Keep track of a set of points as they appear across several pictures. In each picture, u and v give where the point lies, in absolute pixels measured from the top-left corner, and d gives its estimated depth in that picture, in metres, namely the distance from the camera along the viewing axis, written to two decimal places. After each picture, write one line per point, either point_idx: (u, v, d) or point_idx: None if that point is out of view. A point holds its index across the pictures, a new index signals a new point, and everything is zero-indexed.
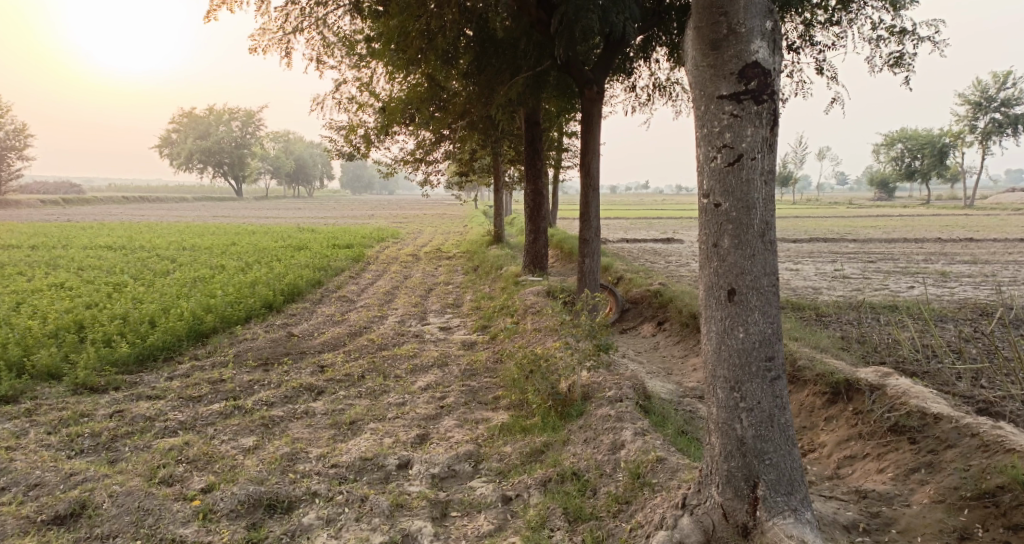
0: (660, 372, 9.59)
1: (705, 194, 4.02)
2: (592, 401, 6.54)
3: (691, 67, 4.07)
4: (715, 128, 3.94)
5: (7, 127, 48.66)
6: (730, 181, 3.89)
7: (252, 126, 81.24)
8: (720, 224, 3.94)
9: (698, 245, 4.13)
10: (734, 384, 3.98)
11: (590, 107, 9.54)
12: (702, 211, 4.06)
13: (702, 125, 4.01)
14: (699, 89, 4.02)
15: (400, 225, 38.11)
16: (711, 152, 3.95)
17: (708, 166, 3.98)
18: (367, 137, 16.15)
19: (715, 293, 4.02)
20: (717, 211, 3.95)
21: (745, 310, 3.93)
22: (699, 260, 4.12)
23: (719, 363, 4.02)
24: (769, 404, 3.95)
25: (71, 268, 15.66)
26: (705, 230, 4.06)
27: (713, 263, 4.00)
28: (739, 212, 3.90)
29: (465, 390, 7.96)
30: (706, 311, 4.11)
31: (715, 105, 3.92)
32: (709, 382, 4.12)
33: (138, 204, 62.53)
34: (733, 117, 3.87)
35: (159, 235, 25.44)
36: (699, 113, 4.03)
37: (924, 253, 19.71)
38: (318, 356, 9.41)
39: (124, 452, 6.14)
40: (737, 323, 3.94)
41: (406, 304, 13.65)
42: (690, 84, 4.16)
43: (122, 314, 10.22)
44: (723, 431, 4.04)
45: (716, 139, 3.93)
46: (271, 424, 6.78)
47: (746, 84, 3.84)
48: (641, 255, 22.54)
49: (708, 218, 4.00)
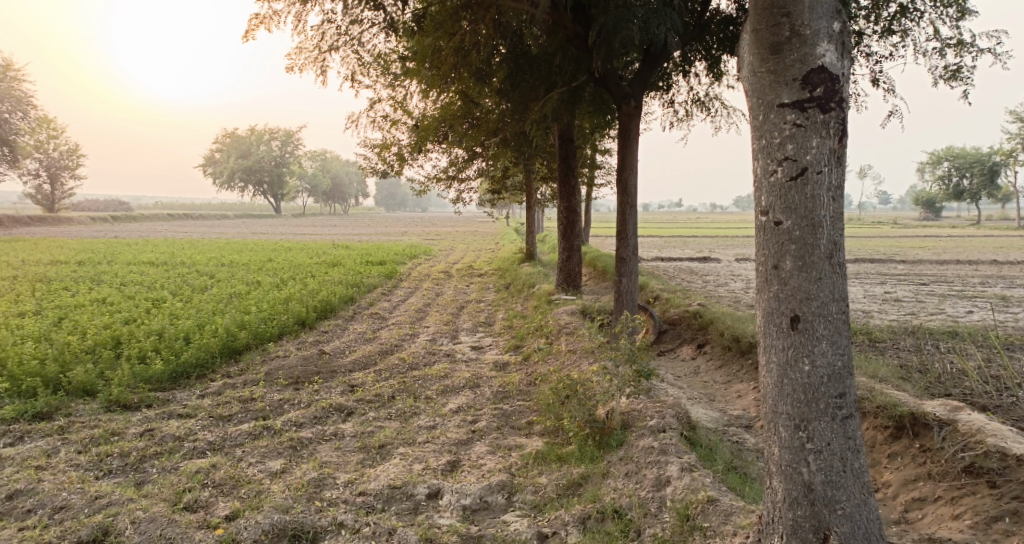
0: (703, 398, 9.22)
1: (764, 211, 3.69)
2: (632, 430, 6.19)
3: (748, 73, 3.77)
4: (774, 139, 3.62)
5: (61, 147, 50.16)
6: (794, 196, 3.56)
7: (292, 145, 82.69)
8: (782, 245, 3.61)
9: (756, 267, 3.79)
10: (800, 422, 3.62)
11: (627, 122, 9.22)
12: (760, 230, 3.73)
13: (760, 135, 3.70)
14: (756, 99, 3.72)
15: (433, 242, 38.15)
16: (771, 164, 3.63)
17: (768, 181, 3.66)
18: (400, 154, 16.09)
19: (776, 321, 3.67)
20: (778, 230, 3.62)
21: (810, 341, 3.57)
22: (757, 283, 3.78)
23: (782, 399, 3.67)
24: (840, 446, 3.58)
25: (113, 283, 15.80)
26: (763, 252, 3.73)
27: (772, 287, 3.67)
28: (803, 231, 3.56)
29: (498, 413, 7.66)
30: (764, 341, 3.77)
31: (775, 113, 3.61)
32: (770, 420, 3.76)
33: (182, 220, 63.91)
34: (796, 126, 3.55)
35: (200, 252, 25.72)
36: (756, 122, 3.72)
37: (980, 275, 18.96)
38: (348, 375, 9.20)
39: (152, 474, 5.89)
40: (801, 353, 3.59)
41: (438, 322, 13.43)
42: (746, 93, 3.86)
43: (157, 330, 10.12)
44: (787, 475, 3.67)
45: (777, 151, 3.61)
46: (300, 447, 6.54)
47: (811, 90, 3.52)
48: (677, 275, 22.10)
49: (767, 238, 3.67)
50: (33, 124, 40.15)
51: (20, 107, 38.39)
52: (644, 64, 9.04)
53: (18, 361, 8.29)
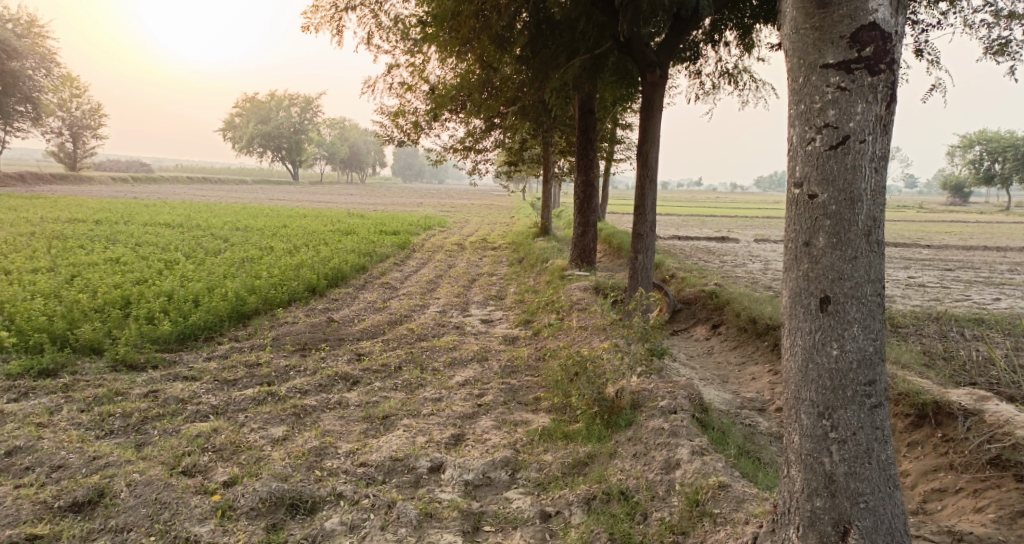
0: (715, 380, 9.04)
1: (798, 183, 3.45)
2: (642, 410, 6.02)
3: (789, 30, 3.48)
4: (814, 104, 3.36)
5: (83, 107, 50.20)
6: (832, 167, 3.31)
7: (311, 112, 82.38)
8: (815, 220, 3.37)
9: (785, 243, 3.56)
10: (824, 410, 3.41)
11: (651, 92, 8.91)
12: (793, 203, 3.49)
13: (800, 99, 3.43)
14: (796, 61, 3.45)
15: (448, 214, 37.97)
16: (809, 132, 3.37)
17: (804, 150, 3.41)
18: (416, 123, 15.82)
19: (804, 301, 3.44)
20: (812, 204, 3.38)
21: (840, 325, 3.35)
22: (785, 261, 3.55)
23: (806, 385, 3.45)
24: (867, 437, 3.36)
25: (128, 243, 15.77)
26: (793, 226, 3.50)
27: (802, 265, 3.44)
28: (840, 206, 3.31)
29: (505, 388, 7.52)
30: (789, 322, 3.54)
31: (818, 75, 3.34)
32: (791, 407, 3.56)
33: (200, 184, 64.06)
34: (840, 90, 3.28)
35: (216, 215, 25.66)
36: (796, 85, 3.46)
37: (1008, 262, 18.54)
38: (356, 344, 9.08)
39: (152, 435, 5.77)
40: (830, 337, 3.37)
41: (448, 294, 13.28)
42: (786, 53, 3.58)
43: (167, 292, 10.03)
44: (807, 464, 3.47)
45: (816, 118, 3.35)
46: (302, 414, 6.41)
47: (860, 50, 3.24)
48: (693, 254, 21.81)
49: (800, 212, 3.43)
50: (56, 84, 40.04)
51: (43, 65, 38.17)
52: (671, 32, 8.72)
53: (28, 317, 8.23)
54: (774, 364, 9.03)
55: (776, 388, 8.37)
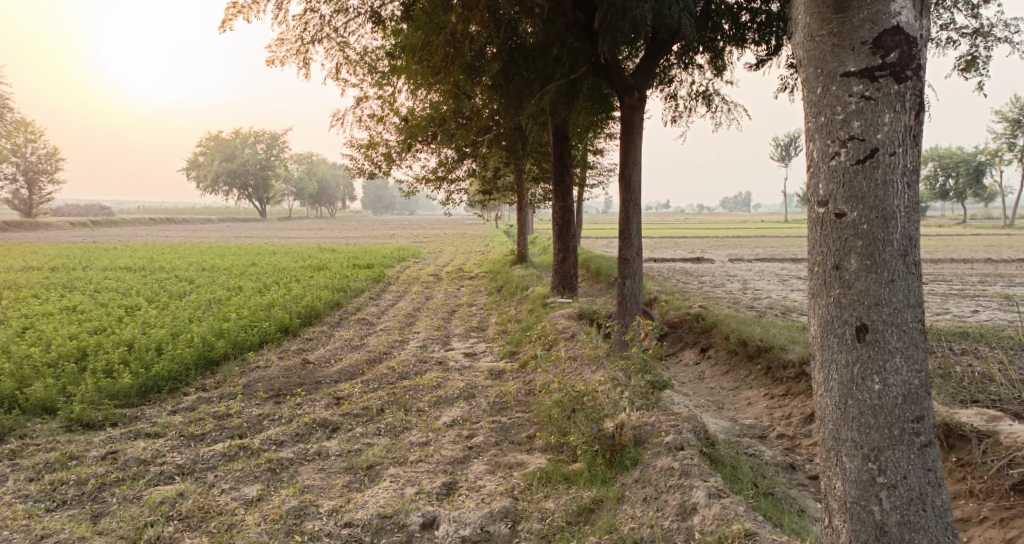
0: (711, 406, 8.72)
1: (823, 201, 3.34)
2: (646, 447, 5.67)
3: (804, 38, 3.40)
4: (836, 116, 3.26)
5: (40, 152, 49.13)
6: (861, 183, 3.20)
7: (277, 148, 81.74)
8: (844, 243, 3.25)
9: (812, 268, 3.43)
10: (870, 453, 3.26)
11: (630, 116, 8.71)
12: (818, 223, 3.37)
13: (819, 111, 3.33)
14: (813, 70, 3.36)
15: (420, 246, 37.57)
16: (833, 146, 3.26)
17: (827, 165, 3.31)
18: (387, 154, 15.49)
19: (838, 330, 3.31)
20: (841, 224, 3.26)
21: (881, 354, 3.22)
22: (814, 287, 3.42)
23: (846, 425, 3.31)
24: (918, 481, 3.23)
25: (88, 290, 15.10)
26: (821, 249, 3.38)
27: (833, 291, 3.32)
28: (873, 226, 3.19)
29: (495, 427, 7.11)
30: (822, 354, 3.41)
31: (838, 84, 3.25)
32: (829, 448, 3.41)
33: (164, 225, 62.83)
34: (864, 99, 3.18)
35: (180, 256, 24.94)
36: (814, 95, 3.36)
37: (978, 273, 18.71)
38: (334, 387, 8.60)
39: (111, 504, 5.25)
40: (871, 369, 3.24)
41: (428, 327, 12.85)
42: (800, 61, 3.49)
43: (128, 341, 9.47)
44: (855, 513, 3.31)
45: (839, 130, 3.25)
46: (279, 469, 5.93)
47: (884, 56, 3.15)
48: (671, 276, 21.65)
49: (827, 233, 3.32)
50: (10, 129, 39.02)
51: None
52: (649, 53, 8.60)
53: None
54: (770, 387, 8.73)
55: (774, 413, 8.06)
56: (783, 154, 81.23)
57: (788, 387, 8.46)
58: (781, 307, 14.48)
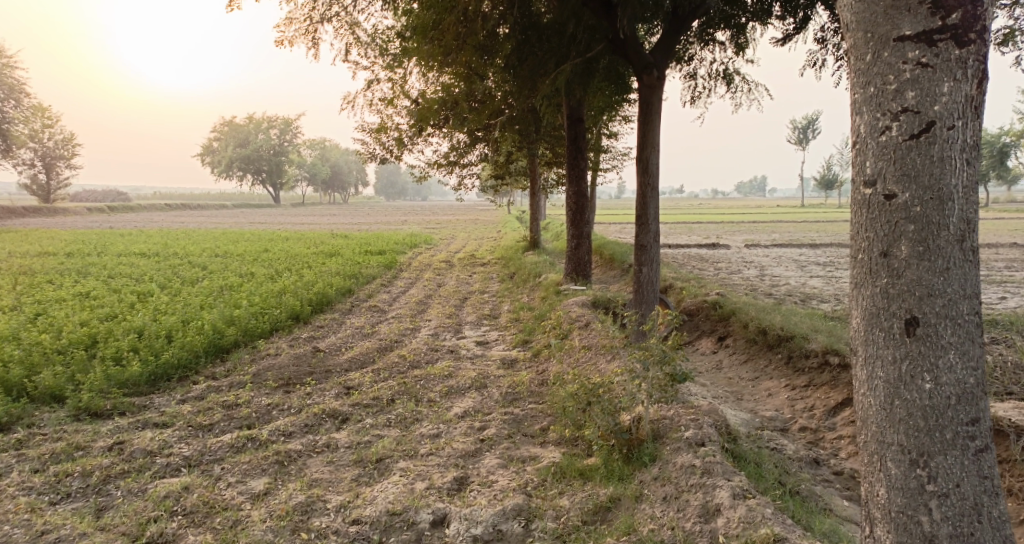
0: (729, 397, 8.47)
1: (870, 182, 3.31)
2: (665, 442, 5.47)
3: (853, 2, 3.36)
4: (888, 85, 3.23)
5: (56, 137, 49.35)
6: (914, 159, 3.17)
7: (290, 134, 81.66)
8: (894, 228, 3.23)
9: (857, 255, 3.41)
10: (920, 459, 3.24)
11: (649, 95, 8.40)
12: (865, 206, 3.35)
13: (868, 80, 3.30)
14: (863, 36, 3.32)
15: (433, 232, 37.34)
16: (883, 119, 3.24)
17: (877, 141, 3.28)
18: (399, 139, 15.26)
19: (887, 321, 3.29)
20: (890, 205, 3.23)
21: (933, 341, 3.20)
22: (859, 275, 3.40)
23: (893, 428, 3.29)
24: (972, 489, 3.20)
25: (101, 276, 15.03)
26: (866, 234, 3.35)
27: (881, 279, 3.29)
28: (928, 209, 3.16)
29: (508, 419, 6.91)
30: (867, 350, 3.39)
31: (891, 50, 3.21)
32: (874, 453, 3.39)
33: (179, 210, 63.09)
34: (920, 67, 3.14)
35: (194, 242, 24.85)
36: (863, 63, 3.32)
37: (1002, 259, 18.24)
38: (344, 376, 8.42)
39: (114, 498, 5.10)
40: (923, 367, 3.21)
41: (440, 315, 12.66)
42: (846, 28, 3.45)
43: (139, 327, 9.34)
44: (902, 522, 3.29)
45: (891, 102, 3.22)
46: (286, 461, 5.76)
47: (944, 17, 3.10)
48: (686, 262, 21.32)
49: (875, 217, 3.29)
50: (27, 115, 39.15)
51: (14, 96, 37.37)
52: (669, 31, 8.29)
53: None
54: (790, 378, 8.47)
55: (796, 404, 7.81)
56: (800, 139, 80.13)
57: (810, 378, 8.19)
58: (800, 294, 14.16)
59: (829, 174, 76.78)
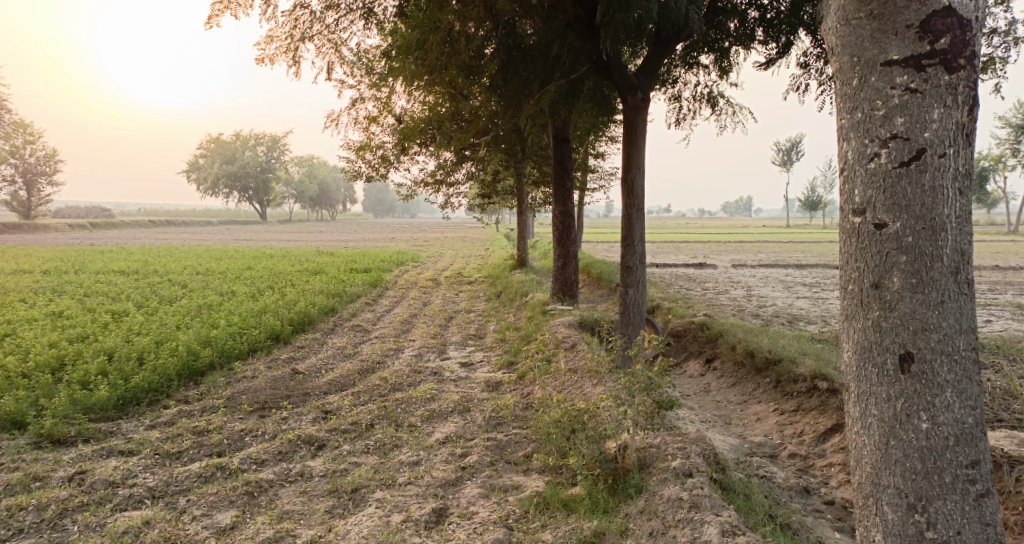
0: (717, 421, 8.31)
1: (860, 211, 3.45)
2: (651, 472, 5.31)
3: (840, 24, 3.51)
4: (876, 111, 3.37)
5: (38, 153, 48.85)
6: (906, 189, 3.30)
7: (277, 150, 81.30)
8: (885, 257, 3.36)
9: (849, 286, 3.55)
10: (919, 502, 3.38)
11: (633, 117, 8.31)
12: (855, 235, 3.48)
13: (857, 105, 3.44)
14: (850, 58, 3.47)
15: (419, 249, 37.02)
16: (873, 146, 3.38)
17: (866, 167, 3.41)
18: (384, 156, 15.11)
19: (881, 355, 3.43)
20: (881, 235, 3.37)
21: (929, 378, 3.33)
22: (852, 307, 3.53)
23: (890, 469, 3.44)
24: (973, 534, 3.35)
25: (77, 295, 14.69)
26: (857, 264, 3.48)
27: (873, 311, 3.42)
28: (921, 241, 3.30)
29: (490, 445, 6.71)
30: (861, 385, 3.53)
31: (879, 74, 3.35)
32: (870, 494, 3.54)
33: (163, 227, 62.48)
34: (909, 92, 3.28)
35: (175, 260, 24.43)
36: (850, 87, 3.47)
37: (989, 281, 18.21)
38: (322, 399, 8.18)
39: (70, 533, 4.86)
40: (918, 404, 3.35)
41: (424, 335, 12.44)
42: (833, 50, 3.60)
43: (110, 349, 9.06)
44: None
45: (880, 128, 3.36)
46: (257, 492, 5.53)
47: (933, 41, 3.24)
48: (674, 281, 21.18)
49: (866, 246, 3.42)
50: (8, 130, 38.66)
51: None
52: (653, 53, 8.24)
53: None
54: (779, 402, 8.32)
55: (785, 429, 7.67)
56: (785, 159, 80.68)
57: (799, 402, 8.05)
58: (787, 316, 14.05)
59: (815, 194, 77.26)
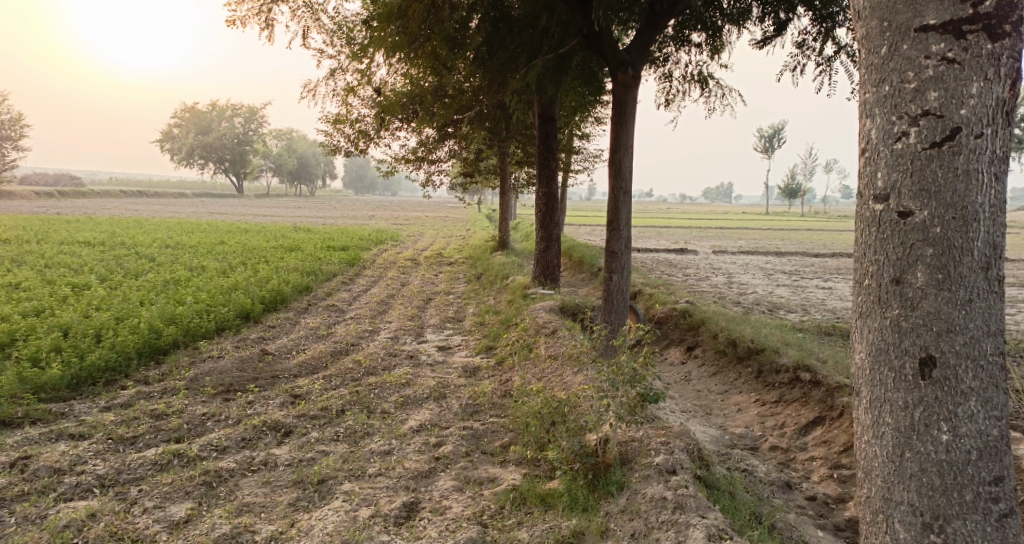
0: (697, 412, 8.07)
1: (883, 200, 3.34)
2: (633, 468, 5.11)
3: None
4: (907, 84, 3.23)
5: (5, 118, 47.60)
6: (935, 177, 3.19)
7: (257, 124, 79.89)
8: (908, 249, 3.27)
9: (867, 279, 3.46)
10: (935, 514, 3.34)
11: (623, 95, 8.01)
12: (876, 223, 3.38)
13: (884, 77, 3.31)
14: (878, 23, 3.33)
15: (399, 227, 36.55)
16: (901, 124, 3.25)
17: (892, 149, 3.29)
18: (363, 131, 14.68)
19: (902, 355, 3.34)
20: (905, 226, 3.27)
21: (951, 383, 3.26)
22: (871, 301, 3.44)
23: (906, 476, 3.39)
24: None
25: (39, 266, 14.20)
26: (878, 256, 3.39)
27: (893, 307, 3.34)
28: (950, 239, 3.20)
29: (466, 435, 6.44)
30: (877, 384, 3.45)
31: (912, 41, 3.21)
32: (881, 500, 3.50)
33: (137, 198, 61.36)
34: (946, 62, 3.14)
35: (147, 232, 23.87)
36: (878, 57, 3.34)
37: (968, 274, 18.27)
38: (291, 382, 7.85)
39: (8, 527, 4.59)
40: (939, 409, 3.28)
41: (401, 316, 12.12)
42: (860, 14, 3.44)
43: (67, 325, 8.67)
44: None
45: (910, 104, 3.22)
46: (215, 482, 5.26)
47: (976, 6, 3.11)
48: (656, 267, 21.06)
49: (888, 236, 3.33)
50: None
51: None
52: (646, 29, 7.95)
53: None
54: (761, 393, 8.10)
55: (766, 421, 7.45)
56: (767, 147, 80.97)
57: (781, 393, 7.83)
58: (768, 304, 13.93)
59: (794, 183, 77.68)
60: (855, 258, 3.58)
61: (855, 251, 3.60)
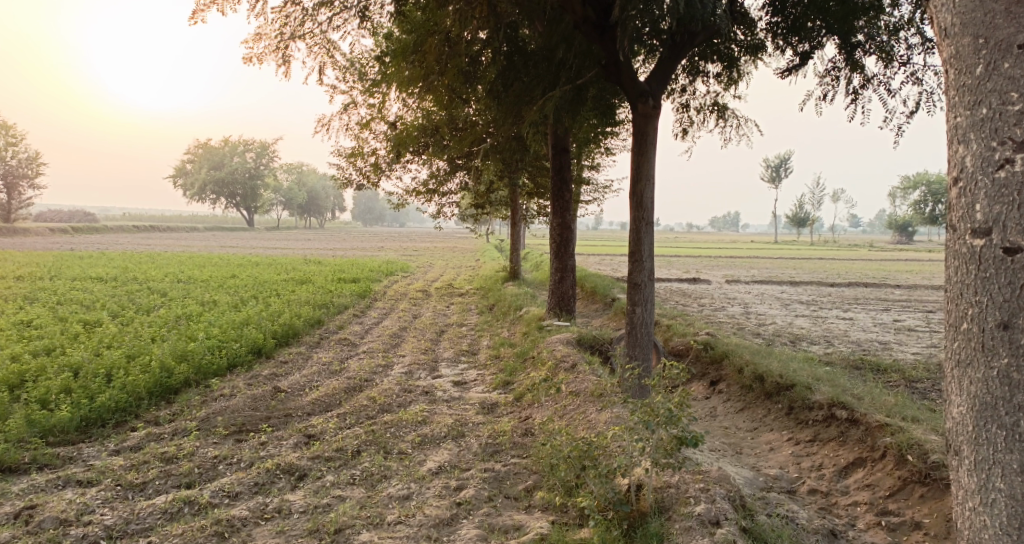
0: (728, 450, 7.71)
1: (987, 241, 3.68)
2: (671, 519, 4.86)
3: (964, 8, 3.76)
4: (1008, 106, 3.59)
5: (20, 156, 48.16)
6: None
7: (266, 157, 80.45)
8: (1014, 290, 3.59)
9: (971, 324, 3.78)
10: None
11: (643, 124, 7.81)
12: (978, 260, 3.73)
13: (981, 99, 3.68)
14: (973, 40, 3.72)
15: (407, 259, 36.35)
16: (1004, 155, 3.60)
17: (995, 189, 3.64)
18: (375, 164, 14.58)
19: (1016, 396, 3.63)
20: (1013, 265, 3.59)
21: None
22: (977, 345, 3.75)
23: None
24: None
25: (49, 302, 14.04)
26: (982, 297, 3.72)
27: (1002, 350, 3.65)
28: None
29: (488, 477, 6.13)
30: (988, 424, 3.75)
31: (1013, 58, 3.58)
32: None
33: (148, 233, 61.66)
34: None
35: (157, 267, 23.74)
36: (972, 79, 3.73)
37: None
38: (305, 422, 7.56)
39: None
40: None
41: (415, 350, 11.86)
42: (949, 32, 3.85)
43: (76, 364, 8.45)
44: None
45: (1011, 131, 3.58)
46: (228, 533, 5.06)
47: None
48: (670, 297, 20.78)
49: (993, 274, 3.66)
50: None
51: None
52: (666, 57, 7.77)
53: None
54: (793, 431, 7.76)
55: (802, 462, 7.11)
56: (774, 175, 80.73)
57: (815, 432, 7.50)
58: (789, 335, 13.60)
59: (802, 211, 77.19)
60: (950, 299, 3.92)
61: (948, 290, 3.96)
